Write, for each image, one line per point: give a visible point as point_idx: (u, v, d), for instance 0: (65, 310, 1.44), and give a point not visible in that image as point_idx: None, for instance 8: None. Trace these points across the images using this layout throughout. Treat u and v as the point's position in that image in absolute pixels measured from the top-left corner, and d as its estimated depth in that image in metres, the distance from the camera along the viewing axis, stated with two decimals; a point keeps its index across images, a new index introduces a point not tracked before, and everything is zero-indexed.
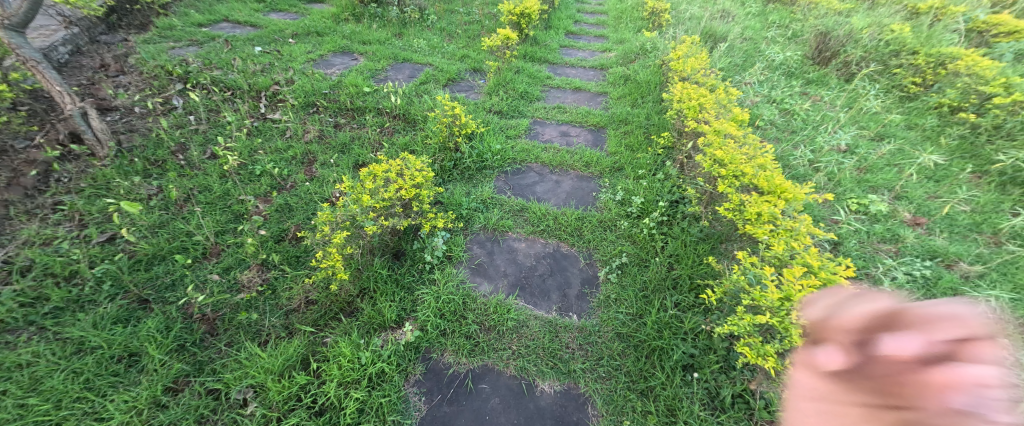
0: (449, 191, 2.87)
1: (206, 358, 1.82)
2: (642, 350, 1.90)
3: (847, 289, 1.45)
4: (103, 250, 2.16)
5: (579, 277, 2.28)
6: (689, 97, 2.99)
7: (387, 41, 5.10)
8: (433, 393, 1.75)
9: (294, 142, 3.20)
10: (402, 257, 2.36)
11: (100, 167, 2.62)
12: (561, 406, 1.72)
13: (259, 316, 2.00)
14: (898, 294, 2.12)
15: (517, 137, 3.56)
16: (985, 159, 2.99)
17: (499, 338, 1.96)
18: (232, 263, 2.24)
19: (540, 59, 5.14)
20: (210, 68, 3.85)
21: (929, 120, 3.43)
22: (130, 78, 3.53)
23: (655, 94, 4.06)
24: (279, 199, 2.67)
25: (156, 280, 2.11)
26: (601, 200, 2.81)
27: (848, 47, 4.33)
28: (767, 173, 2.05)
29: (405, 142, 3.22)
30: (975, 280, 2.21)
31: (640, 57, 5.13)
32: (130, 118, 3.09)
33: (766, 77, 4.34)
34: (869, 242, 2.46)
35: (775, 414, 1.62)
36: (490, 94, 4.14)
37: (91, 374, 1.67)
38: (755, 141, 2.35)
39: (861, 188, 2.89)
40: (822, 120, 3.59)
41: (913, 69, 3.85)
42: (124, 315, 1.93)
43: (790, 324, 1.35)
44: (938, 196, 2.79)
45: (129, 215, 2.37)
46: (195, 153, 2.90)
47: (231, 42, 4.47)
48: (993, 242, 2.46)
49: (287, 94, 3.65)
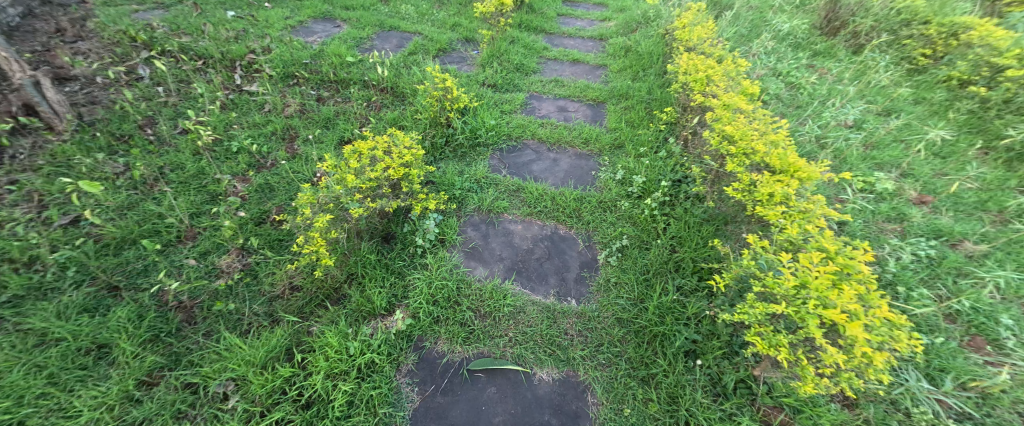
0: (441, 170, 2.72)
1: (183, 349, 1.73)
2: (643, 336, 1.83)
3: (865, 275, 1.37)
4: (66, 234, 2.00)
5: (578, 260, 2.19)
6: (695, 69, 2.83)
7: (372, 7, 4.76)
8: (426, 383, 1.68)
9: (273, 116, 2.99)
10: (392, 240, 2.24)
11: (59, 142, 2.41)
12: (559, 394, 1.66)
13: (239, 304, 1.90)
14: (902, 275, 2.05)
15: (513, 112, 3.37)
16: (993, 134, 2.89)
17: (495, 324, 1.89)
18: (210, 248, 2.11)
19: (536, 28, 4.86)
20: (178, 34, 3.55)
21: (938, 94, 3.29)
22: (90, 44, 3.21)
23: (657, 67, 3.87)
24: (258, 179, 2.51)
25: (126, 266, 1.98)
26: (601, 179, 2.69)
27: (858, 16, 4.12)
28: (779, 150, 1.93)
29: (393, 117, 3.03)
30: (980, 260, 2.14)
31: (641, 26, 4.87)
32: (91, 89, 2.82)
33: (772, 48, 4.15)
34: (874, 222, 2.39)
35: (778, 399, 1.56)
36: (483, 65, 3.91)
37: (56, 368, 1.56)
38: (766, 116, 2.22)
39: (867, 165, 2.79)
40: (830, 94, 3.45)
41: (924, 39, 3.68)
42: (92, 304, 1.81)
43: (806, 314, 1.27)
44: (945, 174, 2.70)
45: (92, 196, 2.19)
46: (164, 128, 2.70)
47: (201, 5, 4.12)
48: (998, 221, 2.38)
49: (264, 64, 3.39)
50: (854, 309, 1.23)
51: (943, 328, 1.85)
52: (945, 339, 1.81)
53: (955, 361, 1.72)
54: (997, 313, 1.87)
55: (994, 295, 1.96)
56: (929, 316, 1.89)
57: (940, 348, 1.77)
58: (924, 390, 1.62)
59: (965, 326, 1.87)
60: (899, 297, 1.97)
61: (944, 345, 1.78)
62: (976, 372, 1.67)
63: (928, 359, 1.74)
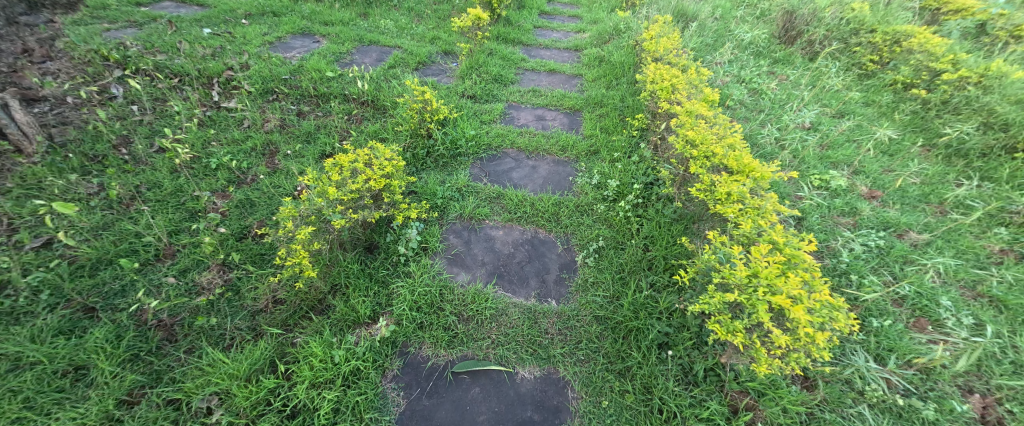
0: (422, 180, 2.79)
1: (164, 367, 1.73)
2: (619, 331, 1.93)
3: (809, 263, 1.57)
4: (38, 257, 1.97)
5: (558, 262, 2.28)
6: (661, 78, 3.00)
7: (352, 22, 4.83)
8: (412, 387, 1.73)
9: (252, 132, 3.01)
10: (376, 250, 2.29)
11: (28, 165, 2.37)
12: (541, 391, 1.73)
13: (221, 319, 1.91)
14: (855, 264, 2.21)
15: (492, 121, 3.47)
16: (933, 132, 3.12)
17: (479, 327, 1.95)
18: (190, 265, 2.11)
19: (513, 40, 5.01)
20: (153, 52, 3.54)
21: (885, 97, 3.55)
22: (59, 64, 3.15)
23: (629, 76, 4.05)
24: (238, 194, 2.52)
25: (103, 287, 1.96)
26: (577, 184, 2.80)
27: (812, 26, 4.42)
28: (736, 153, 2.11)
29: (374, 130, 3.09)
30: (923, 248, 2.33)
31: (614, 37, 5.08)
32: (62, 109, 2.78)
33: (735, 57, 4.40)
34: (830, 216, 2.56)
35: (743, 384, 1.68)
36: (462, 77, 4.01)
37: (32, 391, 1.54)
38: (725, 121, 2.40)
39: (823, 164, 2.99)
40: (789, 98, 3.69)
41: (871, 47, 3.97)
42: (67, 326, 1.79)
43: (757, 300, 1.43)
44: (892, 170, 2.92)
45: (66, 217, 2.17)
46: (140, 147, 2.68)
47: (176, 23, 4.12)
48: (939, 212, 2.59)
49: (242, 81, 3.40)
50: (799, 294, 1.40)
51: (890, 311, 2.02)
52: (892, 321, 1.97)
53: (901, 341, 1.87)
54: (938, 296, 2.05)
55: (936, 279, 2.14)
56: (878, 301, 2.05)
57: (889, 330, 1.92)
58: (871, 368, 1.76)
59: (911, 309, 2.03)
60: (852, 284, 2.13)
61: (892, 327, 1.94)
62: (920, 350, 1.83)
63: (878, 340, 1.89)
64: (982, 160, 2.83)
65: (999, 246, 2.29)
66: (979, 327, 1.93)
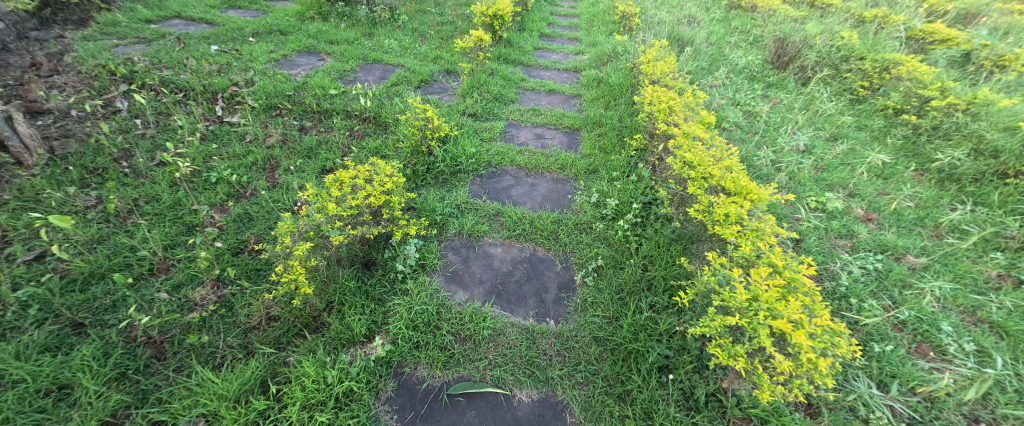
0: (422, 197, 2.79)
1: (151, 386, 1.69)
2: (618, 353, 1.90)
3: (809, 287, 1.57)
4: (30, 270, 1.94)
5: (556, 282, 2.27)
6: (659, 100, 3.06)
7: (356, 41, 4.94)
8: (405, 409, 1.68)
9: (254, 146, 3.02)
10: (373, 266, 2.27)
11: (27, 177, 2.35)
12: (538, 415, 1.69)
13: (213, 337, 1.87)
14: (854, 287, 2.20)
15: (492, 139, 3.51)
16: (925, 157, 3.18)
17: (475, 347, 1.92)
18: (183, 279, 2.08)
19: (514, 60, 5.12)
20: (159, 67, 3.58)
21: (877, 121, 3.63)
22: (66, 78, 3.18)
23: (627, 96, 4.13)
24: (237, 209, 2.52)
25: (93, 302, 1.92)
26: (576, 202, 2.82)
27: (804, 52, 4.54)
28: (733, 175, 2.13)
29: (375, 146, 3.12)
30: (921, 272, 2.32)
31: (612, 59, 5.21)
32: (65, 122, 2.78)
33: (730, 80, 4.51)
34: (827, 238, 2.57)
35: (746, 411, 1.65)
36: (463, 95, 4.08)
37: (12, 412, 1.49)
38: (722, 143, 2.45)
39: (819, 186, 3.02)
40: (783, 122, 3.77)
41: (861, 73, 4.08)
42: (54, 343, 1.74)
43: (758, 325, 1.43)
44: (886, 193, 2.95)
45: (61, 230, 2.15)
46: (141, 161, 2.69)
47: (184, 40, 4.20)
48: (935, 235, 2.61)
49: (246, 96, 3.44)
50: (799, 318, 1.40)
51: (891, 336, 2.00)
52: (894, 347, 1.95)
53: (904, 367, 1.85)
54: (938, 321, 2.04)
55: (935, 304, 2.14)
56: (879, 325, 2.04)
57: (891, 356, 1.90)
58: (874, 395, 1.74)
59: (912, 334, 2.02)
60: (852, 308, 2.12)
61: (894, 353, 1.92)
62: (923, 377, 1.81)
63: (880, 366, 1.87)
64: (974, 184, 2.86)
65: (996, 271, 2.30)
66: (982, 354, 1.92)
